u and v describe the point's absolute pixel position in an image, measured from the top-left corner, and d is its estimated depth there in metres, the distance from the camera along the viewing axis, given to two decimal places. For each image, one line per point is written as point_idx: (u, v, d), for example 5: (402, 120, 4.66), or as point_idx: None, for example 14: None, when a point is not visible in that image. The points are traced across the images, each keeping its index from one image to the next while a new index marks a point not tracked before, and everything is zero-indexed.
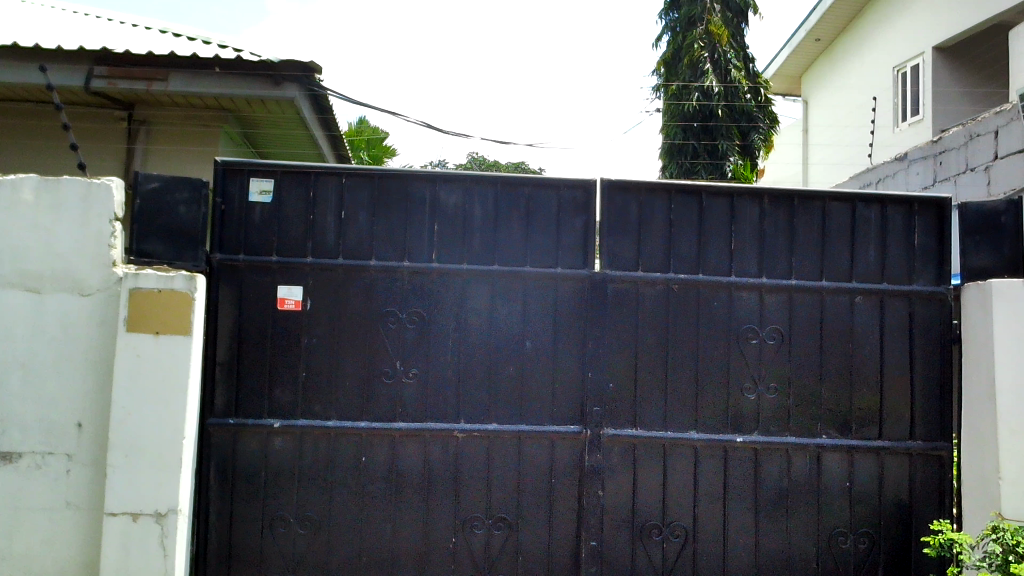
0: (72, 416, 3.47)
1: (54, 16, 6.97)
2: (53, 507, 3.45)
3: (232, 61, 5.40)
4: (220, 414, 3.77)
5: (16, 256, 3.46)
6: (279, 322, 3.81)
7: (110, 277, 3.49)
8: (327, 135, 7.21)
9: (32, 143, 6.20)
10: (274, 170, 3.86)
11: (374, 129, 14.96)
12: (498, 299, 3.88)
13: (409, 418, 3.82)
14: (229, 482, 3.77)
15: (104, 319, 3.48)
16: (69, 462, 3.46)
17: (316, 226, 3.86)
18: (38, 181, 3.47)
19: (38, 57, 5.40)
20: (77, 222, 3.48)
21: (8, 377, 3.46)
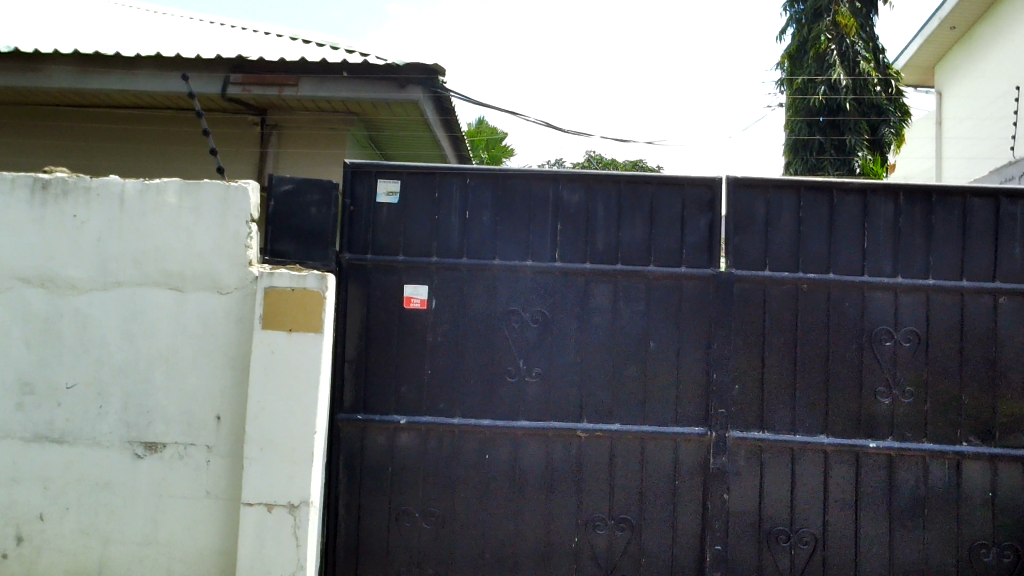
0: (211, 409, 3.63)
1: (194, 28, 7.30)
2: (194, 496, 3.62)
3: (358, 65, 5.51)
4: (349, 410, 3.87)
5: (161, 257, 3.65)
6: (405, 320, 3.89)
7: (247, 276, 3.63)
8: (450, 136, 7.31)
9: (139, 147, 6.52)
10: (400, 171, 3.93)
11: (493, 129, 15.01)
12: (621, 299, 3.86)
13: (532, 417, 3.84)
14: (356, 477, 3.87)
15: (241, 317, 3.62)
16: (208, 454, 3.63)
17: (441, 226, 3.92)
18: (180, 185, 3.65)
19: (180, 66, 5.67)
20: (216, 224, 3.64)
21: (153, 371, 3.65)
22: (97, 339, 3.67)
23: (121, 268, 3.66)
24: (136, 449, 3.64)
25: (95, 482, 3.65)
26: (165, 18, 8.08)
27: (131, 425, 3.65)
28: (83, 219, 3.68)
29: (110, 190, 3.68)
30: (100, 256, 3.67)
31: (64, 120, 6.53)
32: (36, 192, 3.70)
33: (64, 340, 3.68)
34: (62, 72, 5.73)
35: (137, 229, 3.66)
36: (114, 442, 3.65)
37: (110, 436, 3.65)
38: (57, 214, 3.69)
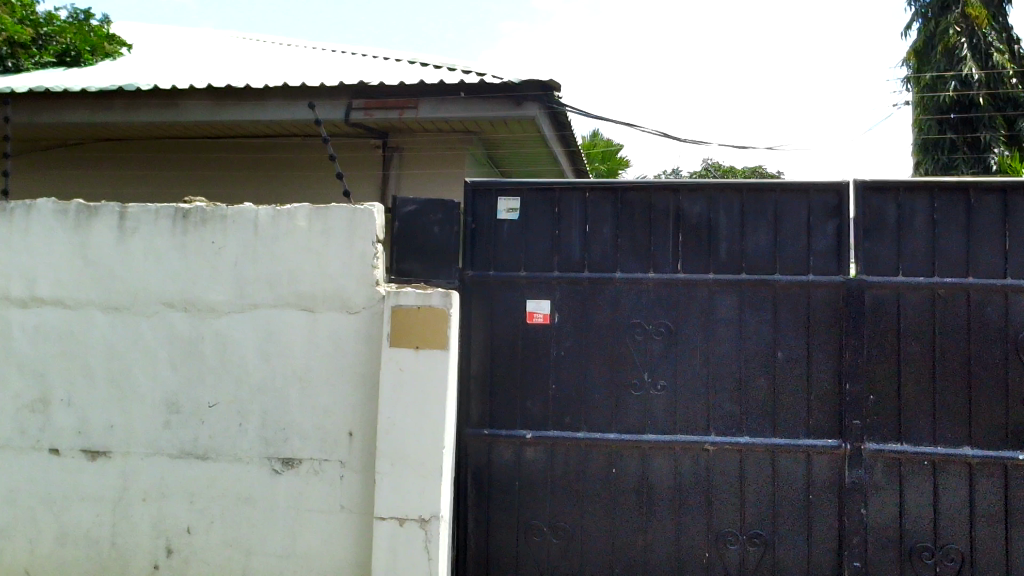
0: (343, 426, 3.74)
1: (318, 57, 7.57)
2: (329, 510, 3.73)
3: (476, 85, 5.59)
4: (475, 424, 3.92)
5: (293, 280, 3.79)
6: (529, 335, 3.92)
7: (374, 295, 3.72)
8: (567, 151, 7.35)
9: (269, 174, 6.78)
10: (520, 187, 3.97)
11: (608, 142, 14.93)
12: (747, 309, 3.79)
13: (658, 430, 3.80)
14: (485, 491, 3.91)
15: (370, 335, 3.72)
16: (342, 469, 3.73)
17: (562, 241, 3.94)
18: (310, 209, 3.79)
19: (306, 95, 5.88)
20: (344, 245, 3.75)
21: (288, 390, 3.78)
22: (236, 359, 3.83)
23: (256, 291, 3.82)
24: (274, 464, 3.78)
25: (237, 496, 3.81)
26: (290, 49, 8.39)
27: (269, 441, 3.79)
28: (221, 244, 3.86)
29: (245, 217, 3.85)
30: (237, 280, 3.84)
31: (196, 152, 6.88)
32: (178, 221, 3.91)
33: (206, 361, 3.86)
34: (197, 106, 6.01)
35: (271, 252, 3.82)
36: (254, 458, 3.80)
37: (251, 452, 3.80)
38: (197, 241, 3.89)
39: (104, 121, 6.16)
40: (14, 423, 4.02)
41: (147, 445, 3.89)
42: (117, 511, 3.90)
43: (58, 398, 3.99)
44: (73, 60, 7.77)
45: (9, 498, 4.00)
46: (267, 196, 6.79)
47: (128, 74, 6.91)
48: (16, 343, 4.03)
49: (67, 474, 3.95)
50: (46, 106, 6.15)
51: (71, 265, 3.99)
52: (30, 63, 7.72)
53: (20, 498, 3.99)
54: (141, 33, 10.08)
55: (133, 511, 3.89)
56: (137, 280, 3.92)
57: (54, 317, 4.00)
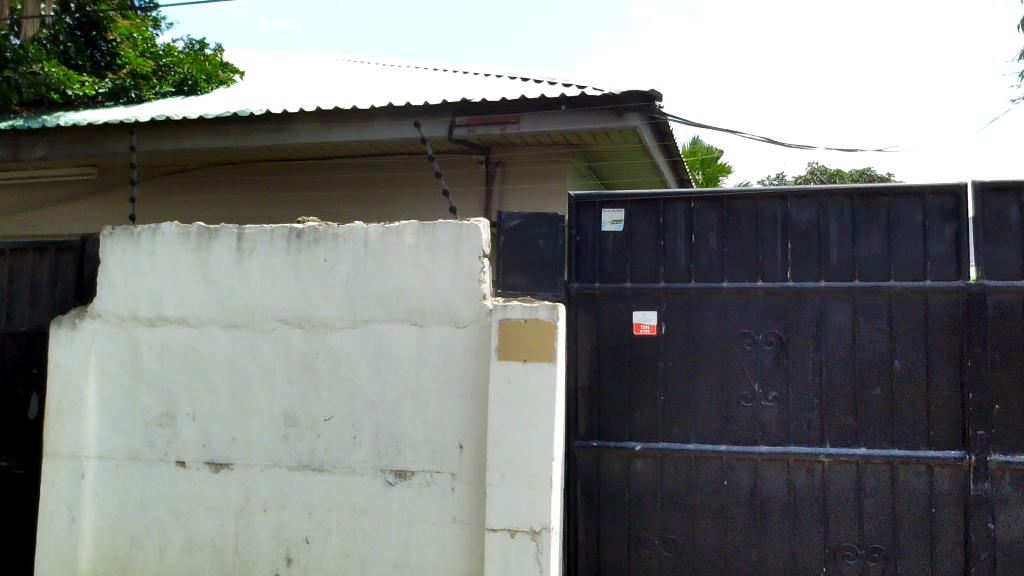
0: (454, 438, 3.79)
1: (421, 77, 7.73)
2: (442, 521, 3.79)
3: (576, 98, 5.61)
4: (583, 436, 3.92)
5: (403, 295, 3.88)
6: (636, 346, 3.91)
7: (482, 309, 3.77)
8: (669, 161, 7.30)
9: (376, 193, 6.96)
10: (624, 199, 3.97)
11: (708, 149, 14.73)
12: (861, 317, 3.69)
13: (771, 442, 3.73)
14: (594, 503, 3.91)
15: (478, 349, 3.77)
16: (453, 481, 3.79)
17: (667, 252, 3.92)
18: (418, 226, 3.88)
19: (412, 114, 5.99)
20: (451, 261, 3.82)
21: (400, 403, 3.87)
22: (349, 374, 3.94)
23: (368, 307, 3.93)
24: (387, 476, 3.87)
25: (352, 507, 3.90)
26: (392, 70, 8.59)
27: (382, 454, 3.88)
28: (332, 262, 3.99)
29: (356, 235, 3.97)
30: (349, 296, 3.96)
31: (305, 173, 7.10)
32: (292, 241, 4.06)
33: (321, 375, 3.98)
34: (306, 128, 6.21)
35: (381, 269, 3.92)
36: (368, 470, 3.89)
37: (365, 464, 3.90)
38: (311, 260, 4.02)
39: (220, 146, 6.42)
40: (143, 436, 4.22)
41: (266, 457, 4.03)
42: (239, 521, 4.05)
43: (184, 412, 4.17)
44: (191, 88, 8.08)
45: (140, 508, 4.19)
46: (375, 215, 6.96)
47: (242, 100, 7.20)
48: (144, 360, 4.23)
49: (193, 485, 4.12)
50: (167, 133, 6.45)
51: (193, 284, 4.18)
52: (152, 93, 7.97)
53: (150, 508, 4.17)
54: (252, 60, 10.47)
55: (254, 521, 4.02)
56: (255, 298, 4.08)
57: (179, 335, 4.19)
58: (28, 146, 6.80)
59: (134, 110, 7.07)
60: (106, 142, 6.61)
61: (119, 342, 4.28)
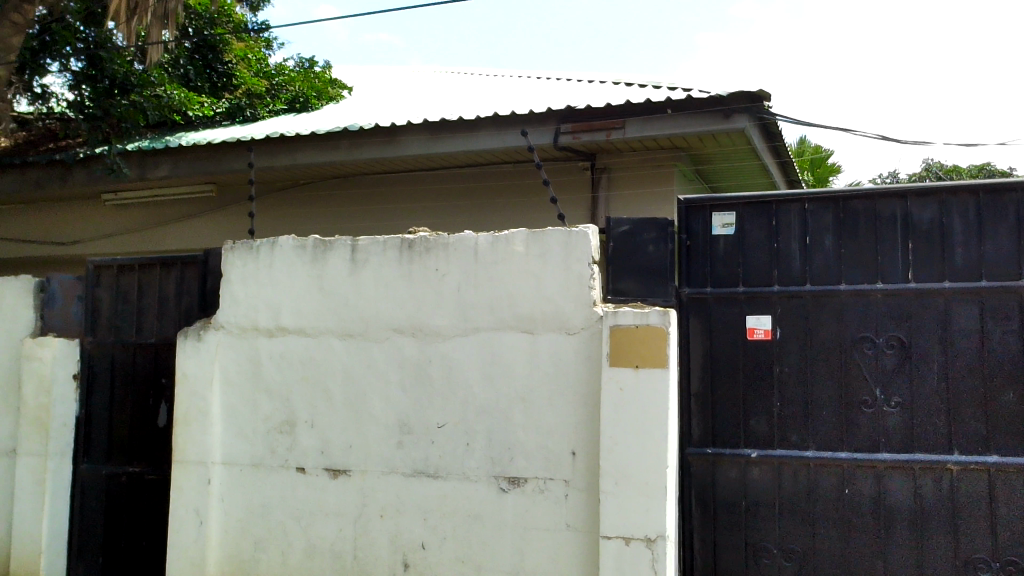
0: (567, 446, 3.78)
1: (524, 86, 7.79)
2: (556, 528, 3.77)
3: (682, 101, 5.57)
4: (698, 443, 3.88)
5: (513, 303, 3.91)
6: (750, 352, 3.83)
7: (592, 316, 3.76)
8: (779, 161, 7.15)
9: (483, 202, 7.03)
10: (735, 202, 3.91)
11: (817, 147, 14.38)
12: (990, 319, 3.53)
13: (895, 449, 3.61)
14: (710, 511, 3.85)
15: (589, 355, 3.75)
16: (566, 488, 3.77)
17: (781, 254, 3.84)
18: (527, 234, 3.91)
19: (517, 123, 6.03)
20: (561, 268, 3.83)
21: (512, 410, 3.89)
22: (462, 382, 3.99)
23: (479, 315, 3.97)
24: (501, 483, 3.89)
25: (466, 514, 3.94)
26: (496, 80, 8.68)
27: (495, 461, 3.91)
28: (443, 271, 4.05)
29: (466, 244, 4.02)
30: (460, 305, 4.01)
31: (413, 185, 7.23)
32: (403, 251, 4.14)
33: (434, 383, 4.04)
34: (414, 140, 6.32)
35: (492, 278, 3.96)
36: (482, 477, 3.92)
37: (478, 471, 3.93)
38: (422, 269, 4.10)
39: (331, 161, 6.59)
40: (264, 443, 4.36)
41: (383, 464, 4.11)
42: (357, 526, 4.13)
43: (303, 420, 4.29)
44: (302, 105, 8.32)
45: (263, 512, 4.33)
46: (483, 224, 7.03)
47: (351, 115, 7.38)
48: (265, 369, 4.38)
49: (312, 491, 4.24)
50: (281, 149, 6.67)
51: (310, 295, 4.31)
52: (266, 111, 8.25)
53: (273, 513, 4.31)
54: (359, 76, 10.73)
55: (372, 526, 4.10)
56: (369, 308, 4.18)
57: (297, 345, 4.32)
58: (153, 166, 7.13)
59: (250, 129, 7.32)
60: (224, 160, 6.88)
61: (242, 352, 4.44)
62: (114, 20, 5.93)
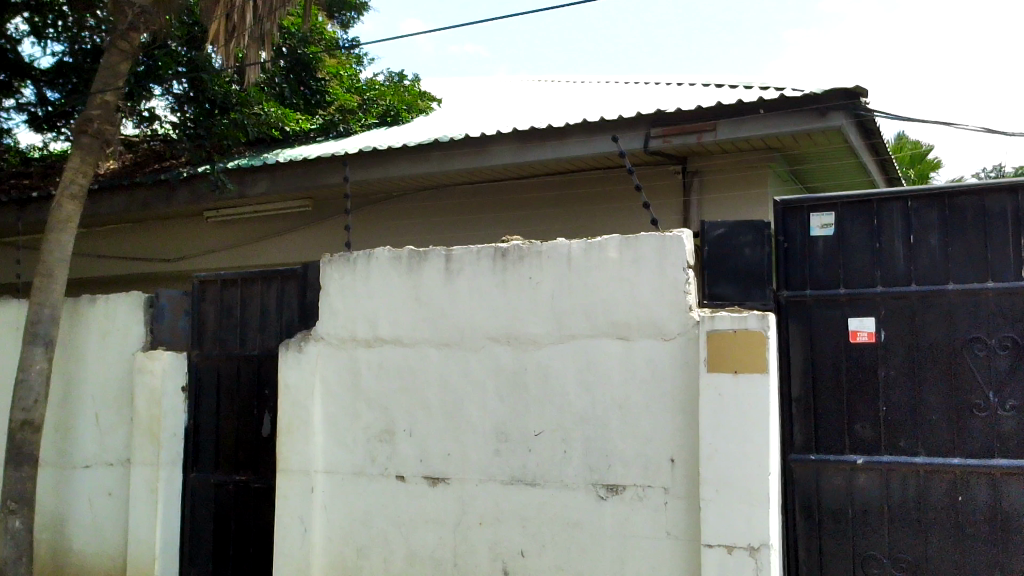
0: (665, 452, 3.74)
1: (613, 91, 7.76)
2: (656, 536, 3.73)
3: (775, 101, 5.48)
4: (800, 450, 3.80)
5: (608, 309, 3.89)
6: (853, 355, 3.73)
7: (688, 321, 3.72)
8: (877, 159, 6.96)
9: (574, 209, 7.03)
10: (834, 202, 3.82)
11: (918, 143, 13.94)
12: None
13: (1011, 455, 3.44)
14: (815, 519, 3.77)
15: (686, 361, 3.71)
16: (666, 496, 3.73)
17: (884, 254, 3.73)
18: (620, 240, 3.89)
19: (607, 129, 6.01)
20: (655, 273, 3.80)
21: (609, 417, 3.87)
22: (559, 389, 3.98)
23: (574, 322, 3.97)
24: (599, 490, 3.87)
25: (565, 521, 3.93)
26: (585, 86, 8.67)
27: (593, 468, 3.89)
28: (537, 279, 4.07)
29: (559, 251, 4.03)
30: (554, 313, 4.02)
31: (503, 194, 7.27)
32: (497, 260, 4.17)
33: (530, 391, 4.05)
34: (504, 150, 6.36)
35: (585, 284, 3.96)
36: (580, 484, 3.91)
37: (576, 478, 3.92)
38: (516, 277, 4.12)
39: (423, 172, 6.69)
40: (365, 452, 4.44)
41: (481, 472, 4.13)
42: (456, 534, 4.17)
43: (401, 428, 4.35)
44: (393, 118, 8.44)
45: (365, 520, 4.41)
46: (574, 231, 7.04)
47: (441, 127, 7.48)
48: (363, 379, 4.46)
49: (413, 499, 4.29)
50: (374, 163, 6.80)
51: (406, 306, 4.38)
52: (358, 126, 8.42)
53: (375, 520, 4.38)
54: (449, 87, 10.86)
55: (472, 534, 4.13)
56: (464, 317, 4.22)
57: (395, 355, 4.39)
58: (252, 183, 7.35)
59: (343, 144, 7.49)
60: (319, 175, 7.04)
61: (341, 363, 4.53)
62: (213, 44, 6.03)
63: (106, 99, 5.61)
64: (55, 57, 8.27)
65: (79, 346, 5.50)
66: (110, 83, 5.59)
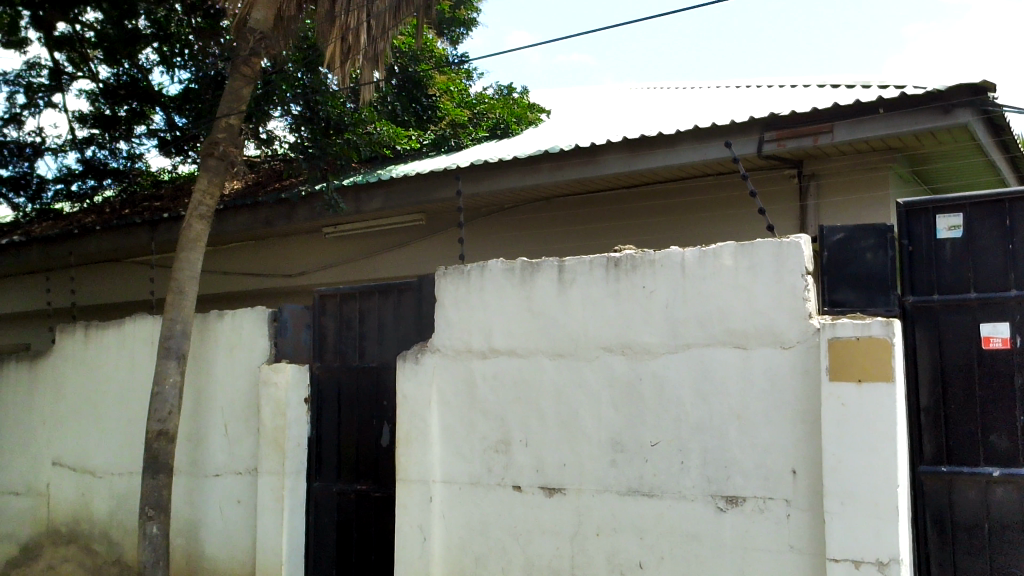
0: (786, 463, 3.65)
1: (724, 96, 7.66)
2: (778, 550, 3.64)
3: (895, 99, 5.31)
4: (931, 462, 3.65)
5: (724, 318, 3.84)
6: (986, 362, 3.56)
7: (808, 329, 3.63)
8: (1008, 157, 6.63)
9: (687, 217, 6.96)
10: (962, 203, 3.67)
11: None
12: None
13: None
14: (949, 533, 3.61)
15: (807, 370, 3.61)
16: (788, 508, 3.63)
17: (1017, 256, 3.55)
18: (735, 248, 3.83)
19: (721, 134, 5.93)
20: (773, 280, 3.72)
21: (727, 428, 3.80)
22: (675, 399, 3.94)
23: (689, 331, 3.93)
24: (719, 502, 3.80)
25: (685, 533, 3.87)
26: (695, 92, 8.59)
27: (712, 479, 3.83)
28: (651, 288, 4.04)
29: (673, 259, 3.99)
30: (669, 321, 3.98)
31: (614, 203, 7.25)
32: (610, 269, 4.16)
33: (646, 401, 4.02)
34: (614, 159, 6.34)
35: (700, 293, 3.91)
36: (699, 496, 3.85)
37: (695, 489, 3.86)
38: (630, 286, 4.10)
39: (533, 184, 6.73)
40: (482, 462, 4.48)
41: (597, 482, 4.12)
42: (574, 544, 4.16)
43: (517, 439, 4.38)
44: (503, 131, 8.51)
45: (483, 529, 4.45)
46: (688, 238, 6.97)
47: (551, 138, 7.52)
48: (479, 390, 4.52)
49: (529, 509, 4.31)
50: (485, 176, 6.89)
51: (521, 316, 4.42)
52: (469, 140, 8.55)
53: (493, 530, 4.41)
54: (558, 98, 10.92)
55: (589, 545, 4.12)
56: (578, 328, 4.22)
57: (510, 365, 4.43)
58: (368, 199, 7.54)
59: (455, 158, 7.61)
60: (432, 189, 7.17)
61: (457, 374, 4.60)
62: (329, 67, 6.24)
63: (231, 122, 5.83)
64: (182, 85, 8.67)
65: (209, 360, 5.75)
66: (233, 107, 5.82)
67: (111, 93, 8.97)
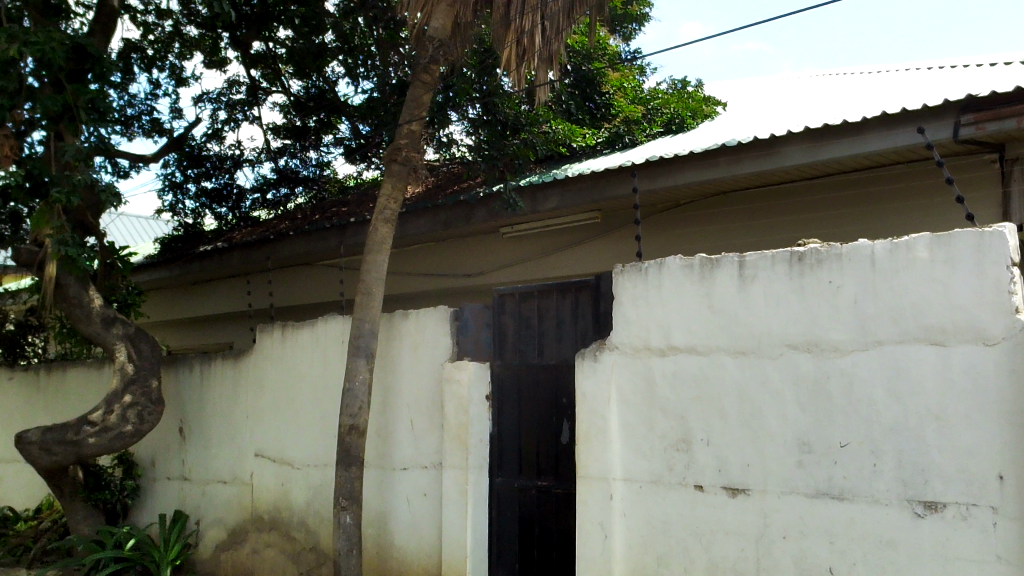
0: (992, 468, 3.42)
1: (916, 78, 7.27)
2: (984, 560, 3.42)
3: None
4: None
5: (920, 313, 3.64)
6: None
7: (1015, 324, 3.39)
8: None
9: (878, 208, 6.64)
10: None
11: None
12: None
13: None
14: None
15: (1014, 369, 3.37)
16: (995, 515, 3.40)
17: None
18: (930, 239, 3.64)
19: (913, 120, 5.62)
20: (973, 273, 3.50)
21: (925, 429, 3.60)
22: (866, 399, 3.77)
23: (880, 327, 3.76)
24: (916, 507, 3.61)
25: (878, 539, 3.70)
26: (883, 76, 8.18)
27: (908, 483, 3.63)
28: (838, 283, 3.89)
29: (862, 253, 3.83)
30: (859, 318, 3.82)
31: (797, 196, 7.00)
32: (794, 264, 4.04)
33: (835, 400, 3.87)
34: (796, 151, 6.14)
35: (892, 287, 3.73)
36: (894, 500, 3.67)
37: (889, 493, 3.68)
38: (815, 282, 3.97)
39: (710, 178, 6.60)
40: (663, 460, 4.45)
41: (783, 484, 4.00)
42: (759, 546, 4.05)
43: (698, 438, 4.31)
44: (679, 126, 8.41)
45: (665, 529, 4.41)
46: (880, 230, 6.65)
47: (729, 130, 7.36)
48: (659, 388, 4.48)
49: (712, 509, 4.24)
50: (660, 172, 6.81)
51: (701, 314, 4.35)
52: (644, 135, 8.45)
53: (675, 529, 4.37)
54: (737, 89, 10.67)
55: (776, 548, 4.00)
56: (762, 325, 4.12)
57: (690, 363, 4.36)
58: (544, 199, 7.63)
59: (631, 154, 7.57)
60: (607, 187, 7.16)
61: (636, 372, 4.58)
62: (506, 69, 6.33)
63: (413, 128, 6.04)
64: (365, 95, 9.05)
65: (395, 358, 5.98)
66: (414, 114, 6.05)
67: (302, 105, 9.60)
